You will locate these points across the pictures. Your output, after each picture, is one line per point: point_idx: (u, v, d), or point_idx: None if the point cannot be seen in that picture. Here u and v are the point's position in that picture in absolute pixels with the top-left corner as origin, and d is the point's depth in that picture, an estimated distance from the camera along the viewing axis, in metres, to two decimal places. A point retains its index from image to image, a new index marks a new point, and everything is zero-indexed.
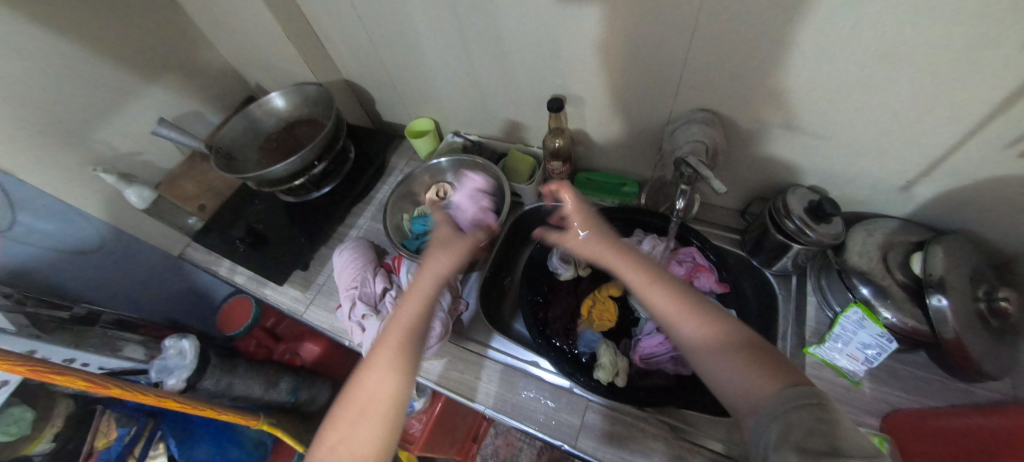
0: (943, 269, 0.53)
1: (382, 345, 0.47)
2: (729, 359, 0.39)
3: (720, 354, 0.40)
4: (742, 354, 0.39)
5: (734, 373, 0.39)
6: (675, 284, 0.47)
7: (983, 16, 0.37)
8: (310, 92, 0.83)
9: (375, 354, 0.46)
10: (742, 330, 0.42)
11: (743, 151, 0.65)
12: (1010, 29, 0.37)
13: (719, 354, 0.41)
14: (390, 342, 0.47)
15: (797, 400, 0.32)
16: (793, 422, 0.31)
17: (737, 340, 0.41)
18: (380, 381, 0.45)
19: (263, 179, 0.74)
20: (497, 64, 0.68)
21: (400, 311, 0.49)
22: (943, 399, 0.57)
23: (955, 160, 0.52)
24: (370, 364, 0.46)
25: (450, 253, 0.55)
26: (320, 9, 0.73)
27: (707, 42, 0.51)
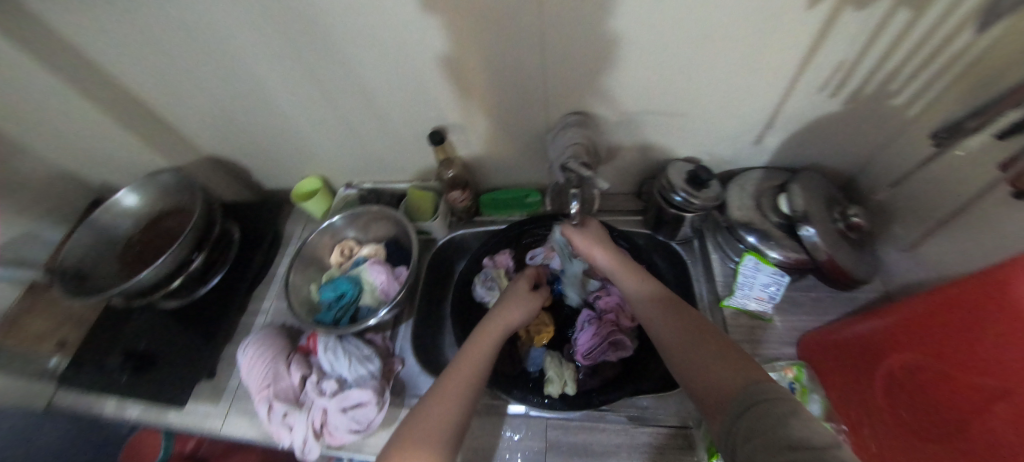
0: (803, 203, 0.61)
1: (457, 376, 0.48)
2: (699, 363, 0.41)
3: (697, 353, 0.43)
4: (716, 354, 0.41)
5: (704, 373, 0.40)
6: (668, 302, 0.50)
7: None
8: (167, 180, 0.74)
9: (451, 381, 0.47)
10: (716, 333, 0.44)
11: (621, 141, 0.69)
12: None
13: (696, 352, 0.43)
14: (466, 377, 0.48)
15: (758, 390, 0.34)
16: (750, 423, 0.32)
17: (711, 341, 0.43)
18: (446, 407, 0.45)
19: (129, 291, 0.63)
20: (369, 109, 0.65)
21: (478, 349, 0.51)
22: (835, 310, 0.65)
23: (785, 109, 0.60)
24: (444, 391, 0.46)
25: (527, 302, 0.59)
26: (153, 91, 0.65)
27: (559, 52, 0.53)
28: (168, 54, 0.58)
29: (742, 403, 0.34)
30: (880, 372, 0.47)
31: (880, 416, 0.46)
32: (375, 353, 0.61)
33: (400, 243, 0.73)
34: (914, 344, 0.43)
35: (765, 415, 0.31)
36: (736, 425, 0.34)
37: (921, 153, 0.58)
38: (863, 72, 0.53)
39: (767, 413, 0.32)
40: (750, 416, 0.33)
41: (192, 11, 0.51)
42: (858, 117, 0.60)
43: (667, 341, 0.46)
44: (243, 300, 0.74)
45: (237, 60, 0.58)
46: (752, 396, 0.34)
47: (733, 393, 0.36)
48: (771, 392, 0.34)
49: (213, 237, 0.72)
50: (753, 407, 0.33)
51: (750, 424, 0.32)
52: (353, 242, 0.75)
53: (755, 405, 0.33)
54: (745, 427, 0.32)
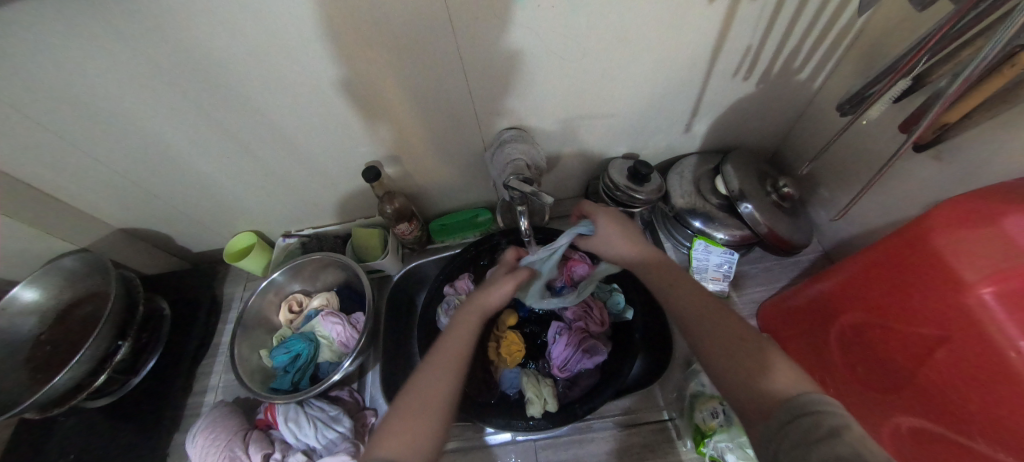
0: (738, 183, 0.64)
1: (451, 347, 0.46)
2: (733, 360, 0.37)
3: (746, 352, 0.37)
4: (760, 355, 0.36)
5: (745, 375, 0.35)
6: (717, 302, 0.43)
7: None
8: (72, 265, 0.65)
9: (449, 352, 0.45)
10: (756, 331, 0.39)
11: (560, 148, 0.69)
12: None
13: (746, 352, 0.37)
14: (460, 343, 0.46)
15: (802, 400, 0.30)
16: (800, 433, 0.28)
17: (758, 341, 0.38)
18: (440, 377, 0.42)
19: (43, 400, 0.56)
20: (293, 155, 0.61)
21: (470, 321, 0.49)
22: (781, 276, 0.69)
23: (705, 98, 0.63)
24: (438, 359, 0.44)
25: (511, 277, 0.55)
26: (36, 171, 0.57)
27: (480, 73, 0.53)
28: (46, 128, 0.51)
29: (782, 412, 0.30)
30: (834, 333, 0.48)
31: (840, 375, 0.48)
32: (343, 411, 0.57)
33: (354, 286, 0.71)
34: (859, 302, 0.44)
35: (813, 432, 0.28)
36: (780, 436, 0.29)
37: (829, 122, 0.63)
38: (767, 55, 0.57)
39: (812, 431, 0.28)
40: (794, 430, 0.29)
41: (63, 80, 0.45)
42: (771, 95, 0.64)
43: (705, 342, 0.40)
44: (187, 380, 0.68)
45: (131, 124, 0.52)
46: (797, 407, 0.30)
47: (779, 399, 0.32)
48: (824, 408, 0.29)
49: (139, 319, 0.66)
50: (793, 419, 0.29)
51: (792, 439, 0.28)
52: (302, 295, 0.71)
53: (797, 416, 0.29)
54: (791, 442, 0.28)
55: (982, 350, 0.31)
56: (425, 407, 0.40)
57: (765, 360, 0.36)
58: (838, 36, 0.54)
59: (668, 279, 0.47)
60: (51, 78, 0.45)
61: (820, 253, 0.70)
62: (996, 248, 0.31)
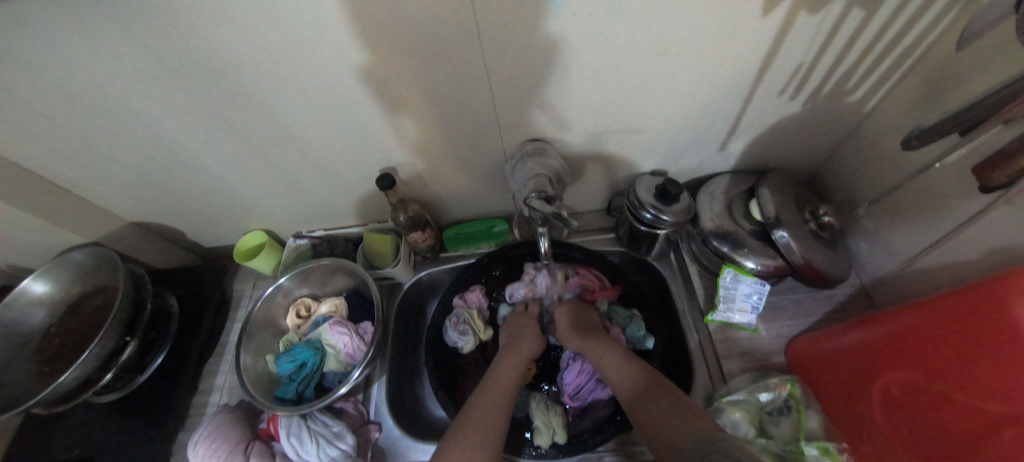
0: (775, 208, 0.59)
1: (494, 390, 0.51)
2: (663, 415, 0.44)
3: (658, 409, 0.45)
4: (669, 404, 0.45)
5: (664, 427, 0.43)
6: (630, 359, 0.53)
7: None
8: (82, 258, 0.64)
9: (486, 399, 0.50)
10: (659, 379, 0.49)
11: (585, 161, 0.66)
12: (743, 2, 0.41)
13: (658, 409, 0.45)
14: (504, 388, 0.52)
15: (721, 443, 0.37)
16: None
17: (661, 391, 0.47)
18: (488, 420, 0.47)
19: (48, 398, 0.55)
20: (306, 157, 0.59)
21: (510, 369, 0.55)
22: (813, 310, 0.65)
23: (745, 116, 0.59)
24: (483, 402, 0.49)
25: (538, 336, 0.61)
26: (49, 163, 0.56)
27: (507, 82, 0.49)
28: (59, 122, 0.50)
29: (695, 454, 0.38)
30: (878, 387, 0.43)
31: (879, 436, 0.43)
32: (346, 428, 0.55)
33: (363, 292, 0.69)
34: (913, 359, 0.40)
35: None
36: None
37: (880, 149, 0.58)
38: (819, 74, 0.52)
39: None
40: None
41: (74, 74, 0.43)
42: (817, 116, 0.59)
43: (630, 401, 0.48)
44: (192, 379, 0.67)
45: (143, 120, 0.51)
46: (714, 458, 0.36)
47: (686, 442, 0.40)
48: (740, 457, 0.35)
49: (147, 316, 0.64)
50: (712, 458, 0.36)
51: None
52: (310, 300, 0.69)
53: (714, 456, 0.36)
54: None
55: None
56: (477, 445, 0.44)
57: (687, 416, 0.43)
58: (901, 56, 0.49)
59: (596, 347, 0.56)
60: (62, 72, 0.43)
61: (857, 287, 0.66)
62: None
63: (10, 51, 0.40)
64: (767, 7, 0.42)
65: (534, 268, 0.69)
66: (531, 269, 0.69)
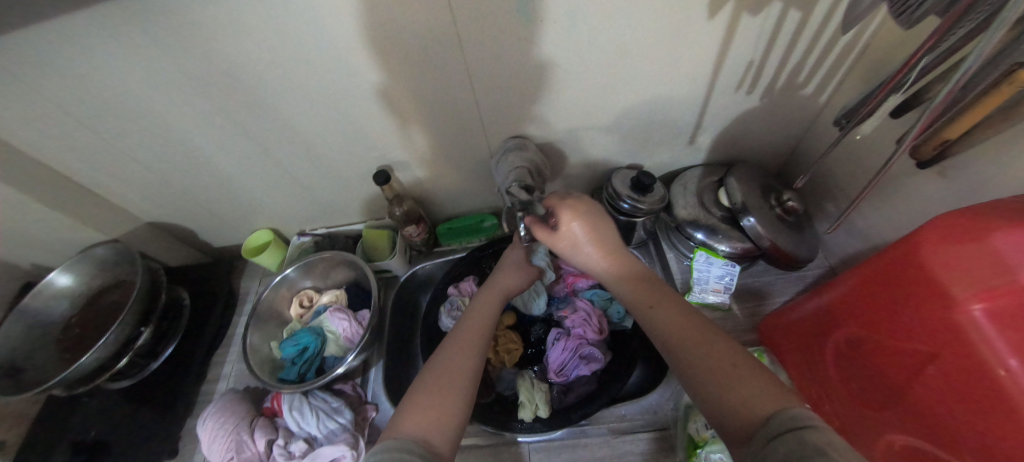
0: (741, 195, 0.64)
1: (472, 327, 0.50)
2: (733, 384, 0.35)
3: (741, 380, 0.35)
4: (754, 379, 0.35)
5: (738, 395, 0.34)
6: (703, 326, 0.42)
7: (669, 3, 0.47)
8: (104, 254, 0.70)
9: (458, 345, 0.47)
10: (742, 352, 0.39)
11: (565, 157, 0.71)
12: (689, 7, 0.47)
13: (741, 379, 0.36)
14: (480, 325, 0.51)
15: (800, 424, 0.29)
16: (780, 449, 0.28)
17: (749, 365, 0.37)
18: (464, 358, 0.46)
19: (68, 379, 0.59)
20: (309, 157, 0.65)
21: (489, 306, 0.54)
22: (785, 291, 0.69)
23: (709, 111, 0.64)
24: (462, 341, 0.48)
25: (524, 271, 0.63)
26: (81, 166, 0.62)
27: (488, 83, 0.55)
28: (93, 128, 0.56)
29: (775, 434, 0.29)
30: (831, 348, 0.48)
31: (836, 391, 0.48)
32: (345, 404, 0.59)
33: (362, 285, 0.73)
34: (854, 318, 0.44)
35: (802, 440, 0.27)
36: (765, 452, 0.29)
37: (834, 138, 0.63)
38: (770, 70, 0.58)
39: (804, 442, 0.27)
40: (782, 445, 0.28)
41: (110, 84, 0.50)
42: (775, 110, 0.65)
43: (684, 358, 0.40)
44: (201, 367, 0.71)
45: (165, 124, 0.57)
46: (782, 423, 0.29)
47: (761, 419, 0.31)
48: (804, 421, 0.29)
49: (161, 307, 0.69)
50: (785, 442, 0.28)
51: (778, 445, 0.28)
52: (313, 291, 0.74)
53: (793, 441, 0.28)
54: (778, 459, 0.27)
55: (971, 368, 0.32)
56: (452, 385, 0.43)
57: (756, 384, 0.35)
58: (842, 53, 0.55)
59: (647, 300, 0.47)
60: (99, 82, 0.49)
61: (825, 268, 0.69)
62: (986, 268, 0.31)
63: (57, 64, 0.46)
64: (711, 11, 0.48)
65: None
66: None
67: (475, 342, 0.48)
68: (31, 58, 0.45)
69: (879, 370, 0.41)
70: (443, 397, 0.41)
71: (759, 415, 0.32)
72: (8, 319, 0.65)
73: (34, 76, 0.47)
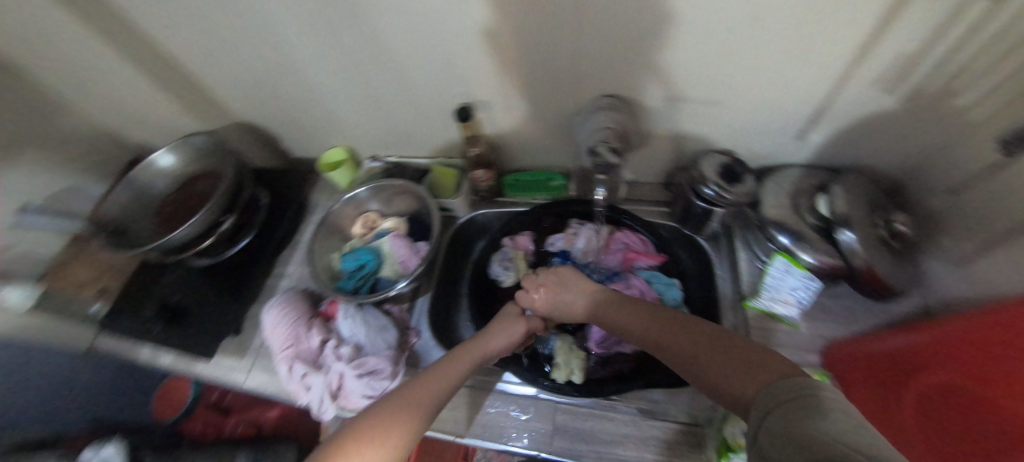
0: (846, 206, 0.57)
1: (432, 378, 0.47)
2: (718, 369, 0.37)
3: (712, 367, 0.38)
4: (729, 364, 0.37)
5: (723, 380, 0.36)
6: (676, 322, 0.47)
7: None
8: (201, 142, 0.76)
9: (408, 395, 0.44)
10: (729, 335, 0.41)
11: (653, 128, 0.66)
12: None
13: (712, 366, 0.38)
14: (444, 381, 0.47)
15: (786, 397, 0.29)
16: (770, 422, 0.28)
17: (721, 348, 0.39)
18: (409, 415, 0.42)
19: (163, 247, 0.66)
20: (397, 83, 0.65)
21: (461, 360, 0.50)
22: (863, 319, 0.63)
23: (832, 104, 0.57)
24: (411, 393, 0.44)
25: (511, 326, 0.58)
26: (193, 53, 0.66)
27: (597, 31, 0.51)
28: (211, 21, 0.59)
29: (766, 413, 0.30)
30: (915, 386, 0.44)
31: (907, 431, 0.44)
32: (392, 324, 0.62)
33: (422, 218, 0.74)
34: (954, 359, 0.41)
35: (811, 438, 0.24)
36: (759, 428, 0.29)
37: None
38: (927, 67, 0.49)
39: (797, 410, 0.27)
40: (774, 419, 0.28)
41: None
42: (916, 118, 0.56)
43: (675, 352, 0.43)
44: (269, 263, 0.77)
45: (272, 28, 0.58)
46: (775, 397, 0.30)
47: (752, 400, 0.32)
48: (803, 390, 0.29)
49: (243, 200, 0.75)
50: (777, 414, 0.28)
51: (780, 446, 0.26)
52: (376, 215, 0.76)
53: (783, 420, 0.28)
54: (768, 431, 0.28)
55: None
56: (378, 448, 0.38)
57: (744, 365, 0.36)
58: None
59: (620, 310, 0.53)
60: None
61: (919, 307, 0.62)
62: None
63: None
64: None
65: (579, 224, 0.72)
66: (576, 224, 0.73)
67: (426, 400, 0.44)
68: None
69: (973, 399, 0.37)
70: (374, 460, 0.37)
71: (724, 397, 0.36)
72: (120, 185, 0.73)
73: None
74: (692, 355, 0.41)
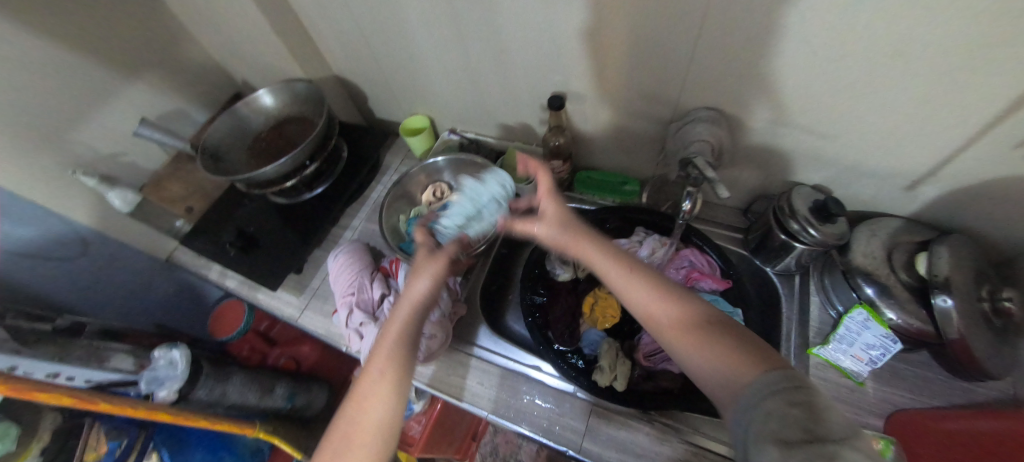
0: (950, 270, 0.53)
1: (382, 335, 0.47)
2: (706, 347, 0.39)
3: (707, 344, 0.39)
4: (721, 344, 0.38)
5: (711, 361, 0.38)
6: (647, 285, 0.46)
7: (991, 24, 0.37)
8: (301, 89, 0.81)
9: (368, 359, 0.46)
10: (716, 314, 0.42)
11: (746, 150, 0.64)
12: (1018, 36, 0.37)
13: (708, 343, 0.39)
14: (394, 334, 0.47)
15: (786, 389, 0.30)
16: (770, 410, 0.29)
17: (710, 326, 0.41)
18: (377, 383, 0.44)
19: (252, 180, 0.71)
20: (496, 61, 0.65)
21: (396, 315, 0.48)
22: (940, 394, 0.58)
23: (960, 159, 0.52)
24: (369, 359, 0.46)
25: (428, 268, 0.52)
26: (312, 4, 0.69)
27: (717, 42, 0.50)
28: None
29: (760, 402, 0.31)
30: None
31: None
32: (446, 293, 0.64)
33: (489, 198, 0.75)
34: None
35: (811, 437, 0.26)
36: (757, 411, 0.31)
37: None
38: None
39: (797, 408, 0.28)
40: (773, 411, 0.29)
41: None
42: None
43: (656, 322, 0.44)
44: (338, 213, 0.81)
45: None
46: (771, 385, 0.31)
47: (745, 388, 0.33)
48: (797, 385, 0.30)
49: (327, 150, 0.79)
50: (779, 404, 0.29)
51: (777, 432, 0.27)
52: (446, 187, 0.77)
53: (785, 413, 0.28)
54: (769, 426, 0.29)
55: None
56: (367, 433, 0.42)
57: (736, 351, 0.37)
58: None
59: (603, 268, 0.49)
60: None
61: None
62: None
63: None
64: None
65: (646, 233, 0.71)
66: (642, 232, 0.71)
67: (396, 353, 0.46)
68: None
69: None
70: (365, 431, 0.42)
71: (716, 374, 0.37)
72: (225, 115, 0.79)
73: None
74: (667, 325, 0.43)
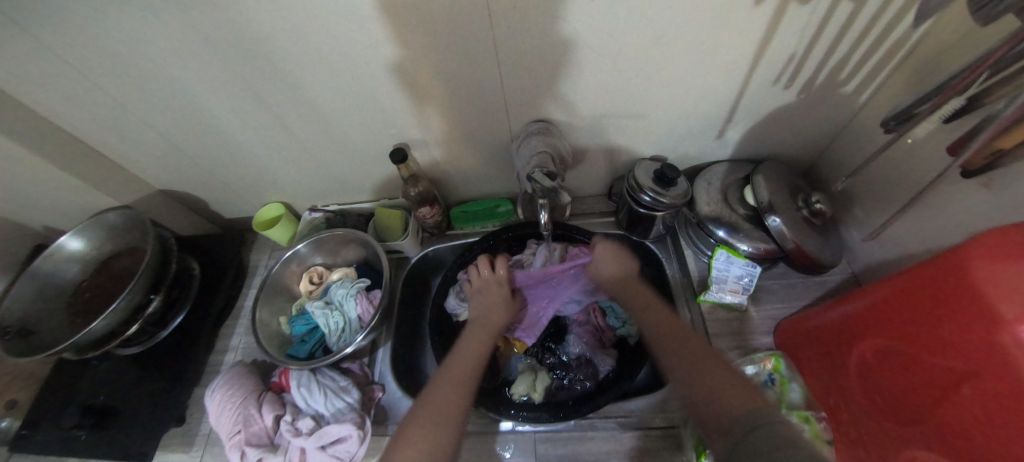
0: (768, 194, 0.61)
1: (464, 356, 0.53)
2: (693, 370, 0.44)
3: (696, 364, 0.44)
4: (709, 370, 0.43)
5: (698, 378, 0.43)
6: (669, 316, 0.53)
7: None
8: (114, 220, 0.69)
9: (448, 379, 0.49)
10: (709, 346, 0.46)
11: (587, 144, 0.69)
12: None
13: (704, 365, 0.44)
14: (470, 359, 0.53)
15: (763, 421, 0.34)
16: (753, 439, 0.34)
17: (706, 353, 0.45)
18: (453, 392, 0.47)
19: (77, 345, 0.59)
20: (324, 132, 0.63)
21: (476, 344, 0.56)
22: (801, 295, 0.67)
23: (742, 104, 0.61)
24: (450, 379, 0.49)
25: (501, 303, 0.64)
26: (92, 128, 0.60)
27: (517, 63, 0.52)
28: (110, 94, 0.55)
29: (746, 431, 0.35)
30: (858, 356, 0.46)
31: (876, 411, 0.44)
32: (351, 383, 0.58)
33: (372, 264, 0.72)
34: (889, 330, 0.42)
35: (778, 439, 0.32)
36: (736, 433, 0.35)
37: (874, 138, 0.60)
38: (813, 63, 0.54)
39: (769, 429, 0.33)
40: (755, 433, 0.34)
41: (120, 49, 0.47)
42: (812, 107, 0.62)
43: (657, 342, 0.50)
44: (209, 339, 0.71)
45: (177, 92, 0.55)
46: (754, 420, 0.35)
47: (737, 416, 0.37)
48: (771, 418, 0.35)
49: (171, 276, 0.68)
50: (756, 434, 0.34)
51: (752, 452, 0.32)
52: (323, 269, 0.73)
53: (762, 438, 0.33)
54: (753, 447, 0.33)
55: (986, 348, 0.31)
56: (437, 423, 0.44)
57: (717, 370, 0.43)
58: (891, 50, 0.51)
59: (642, 304, 0.56)
60: (112, 49, 0.47)
61: (848, 275, 0.67)
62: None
63: (69, 27, 0.44)
64: None
65: (537, 244, 0.74)
66: (535, 244, 0.74)
67: (465, 376, 0.50)
68: (47, 19, 0.43)
69: (903, 359, 0.40)
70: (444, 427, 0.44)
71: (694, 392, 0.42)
72: (19, 280, 0.64)
73: (50, 37, 0.46)
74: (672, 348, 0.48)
